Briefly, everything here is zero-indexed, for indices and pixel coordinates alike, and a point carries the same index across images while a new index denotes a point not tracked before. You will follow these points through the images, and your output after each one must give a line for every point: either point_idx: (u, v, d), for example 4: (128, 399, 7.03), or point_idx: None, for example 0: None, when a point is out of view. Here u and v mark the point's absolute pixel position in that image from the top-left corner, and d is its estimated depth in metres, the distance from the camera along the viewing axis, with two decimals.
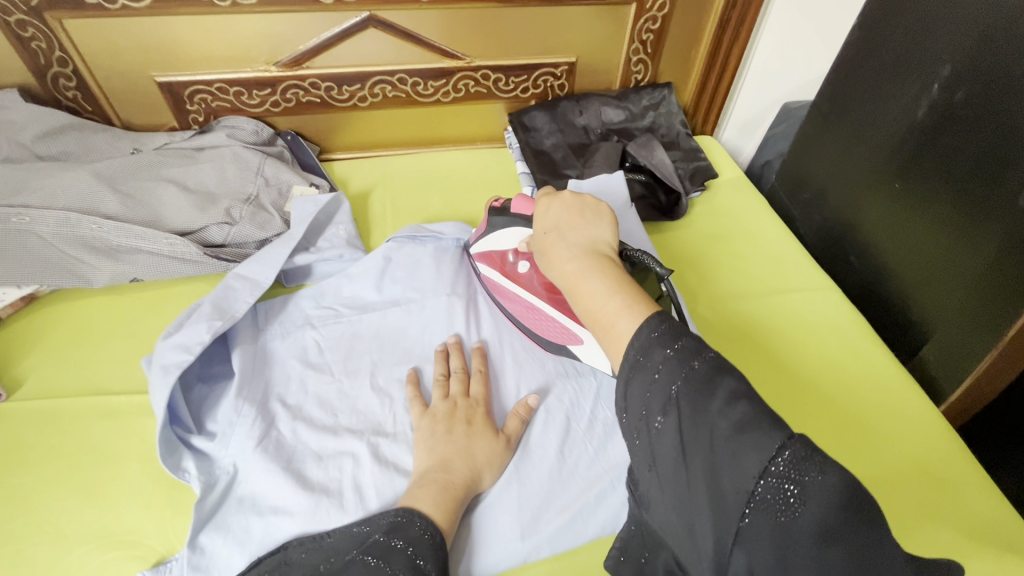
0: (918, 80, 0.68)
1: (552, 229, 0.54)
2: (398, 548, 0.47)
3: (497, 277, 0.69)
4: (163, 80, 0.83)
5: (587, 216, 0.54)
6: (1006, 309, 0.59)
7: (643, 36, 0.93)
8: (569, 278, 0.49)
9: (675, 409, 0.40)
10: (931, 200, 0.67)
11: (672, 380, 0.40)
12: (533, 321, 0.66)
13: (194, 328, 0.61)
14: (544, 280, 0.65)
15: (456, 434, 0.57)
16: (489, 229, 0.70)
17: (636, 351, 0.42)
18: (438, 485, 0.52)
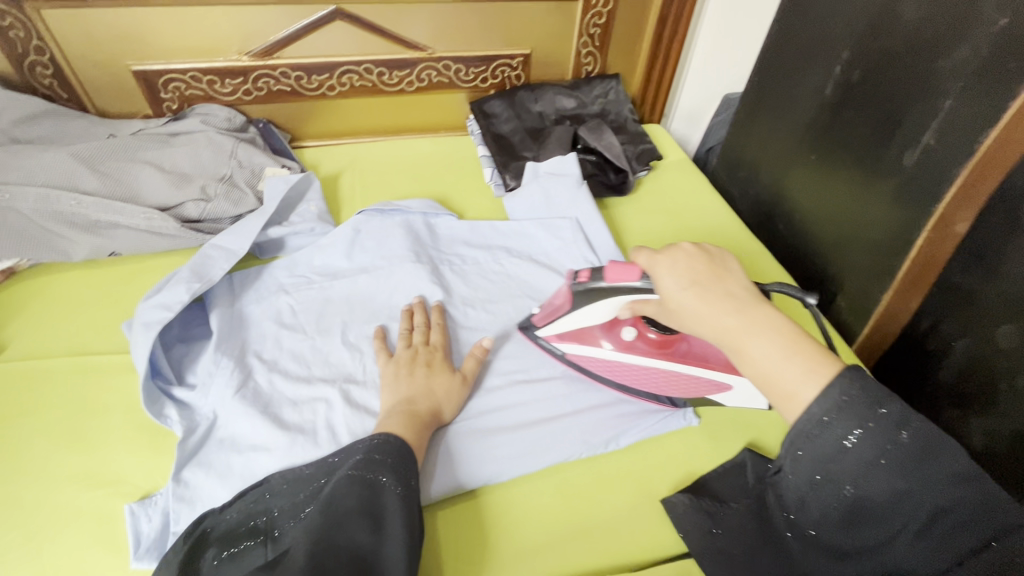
0: (824, 64, 0.77)
1: (689, 284, 0.49)
2: (378, 460, 0.52)
3: (597, 352, 0.66)
4: (138, 69, 0.87)
5: (715, 268, 0.49)
6: (896, 257, 0.69)
7: (590, 30, 1.02)
8: (733, 338, 0.45)
9: (877, 479, 0.39)
10: (838, 168, 0.76)
11: (875, 453, 0.39)
12: (660, 382, 0.64)
13: (174, 290, 0.65)
14: (655, 342, 0.64)
15: (417, 375, 0.63)
16: (570, 306, 0.63)
17: (825, 412, 0.40)
18: (405, 416, 0.58)
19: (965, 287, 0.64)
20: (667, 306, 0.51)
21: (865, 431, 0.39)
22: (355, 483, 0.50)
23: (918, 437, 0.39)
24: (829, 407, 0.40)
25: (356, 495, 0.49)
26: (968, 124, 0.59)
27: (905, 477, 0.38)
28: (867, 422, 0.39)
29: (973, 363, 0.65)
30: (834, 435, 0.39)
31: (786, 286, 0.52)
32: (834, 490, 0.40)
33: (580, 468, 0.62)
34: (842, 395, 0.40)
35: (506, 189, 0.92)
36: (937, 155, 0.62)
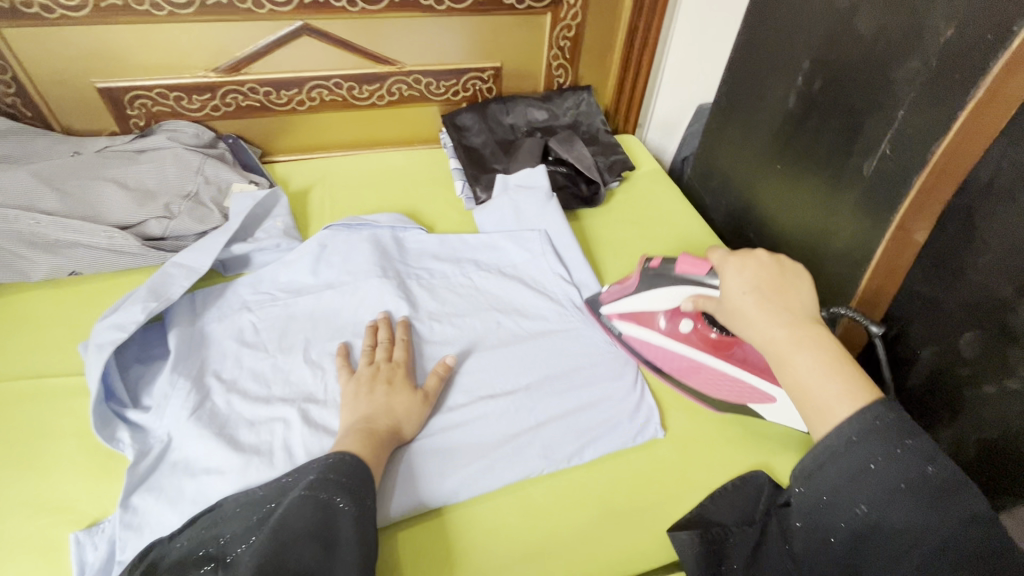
0: (787, 74, 0.78)
1: (750, 291, 0.54)
2: (333, 479, 0.51)
3: (655, 337, 0.71)
4: (103, 86, 0.87)
5: (783, 282, 0.54)
6: (859, 266, 0.69)
7: (560, 43, 1.02)
8: (779, 351, 0.50)
9: (896, 504, 0.42)
10: (804, 178, 0.76)
11: (896, 478, 0.43)
12: (702, 379, 0.69)
13: (130, 310, 0.64)
14: (709, 338, 0.68)
15: (377, 393, 0.62)
16: (636, 289, 0.71)
17: (851, 433, 0.45)
18: (365, 435, 0.57)
19: (928, 294, 0.63)
20: (725, 309, 0.56)
21: (892, 455, 0.43)
22: (308, 504, 0.49)
23: (941, 474, 0.42)
24: (858, 429, 0.44)
25: (308, 516, 0.48)
26: (923, 133, 0.59)
27: (923, 506, 0.42)
28: (895, 446, 0.43)
29: (938, 371, 0.64)
30: (862, 452, 0.44)
31: (852, 310, 0.62)
32: (849, 509, 0.44)
33: (541, 486, 0.61)
34: (877, 419, 0.44)
35: (477, 202, 0.92)
36: (895, 164, 0.62)
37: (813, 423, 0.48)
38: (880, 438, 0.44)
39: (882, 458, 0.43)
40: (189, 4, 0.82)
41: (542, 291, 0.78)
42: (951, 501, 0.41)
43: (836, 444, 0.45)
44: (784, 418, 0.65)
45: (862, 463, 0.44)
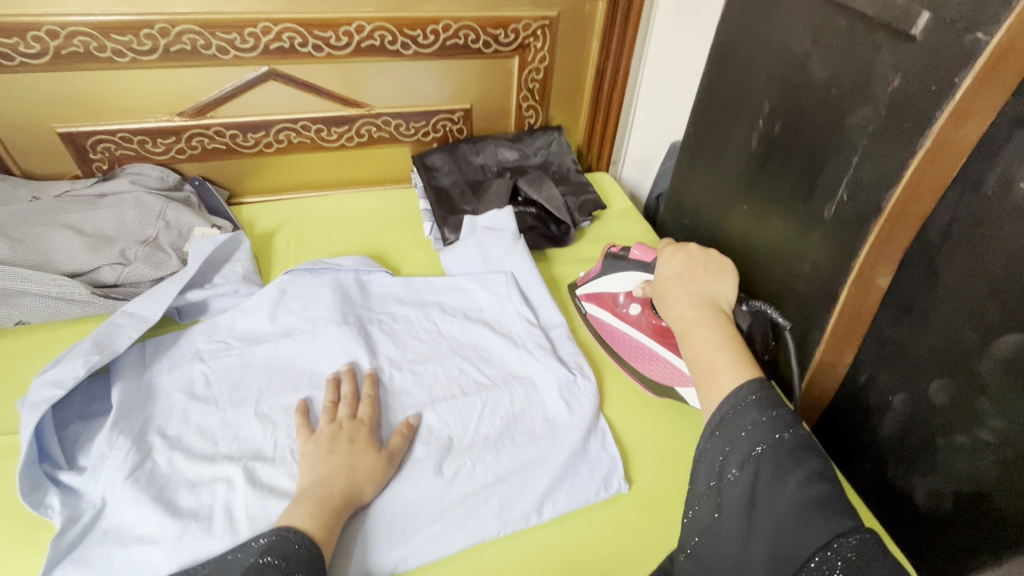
0: (749, 117, 0.78)
1: (673, 277, 0.66)
2: (270, 564, 0.47)
3: (608, 316, 0.77)
4: (64, 131, 0.86)
5: (704, 274, 0.65)
6: (826, 309, 0.68)
7: (529, 85, 1.03)
8: (691, 324, 0.59)
9: (759, 465, 0.45)
10: (769, 219, 0.76)
11: (758, 441, 0.46)
12: (641, 361, 0.73)
13: (70, 364, 0.62)
14: (656, 324, 0.73)
15: (339, 452, 0.59)
16: (602, 271, 0.79)
17: (729, 408, 0.48)
18: (315, 500, 0.54)
19: (897, 339, 0.62)
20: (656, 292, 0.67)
21: (761, 422, 0.47)
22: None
23: (799, 440, 0.45)
24: (737, 402, 0.48)
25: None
26: (879, 180, 0.58)
27: (778, 466, 0.44)
28: (762, 415, 0.47)
29: (911, 420, 0.63)
30: (738, 421, 0.47)
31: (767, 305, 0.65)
32: (720, 473, 0.47)
33: (497, 549, 0.57)
34: (749, 395, 0.48)
35: (444, 243, 0.91)
36: (852, 209, 0.62)
37: (703, 389, 0.53)
38: (754, 409, 0.47)
39: (753, 428, 0.46)
40: (153, 51, 0.82)
41: (507, 335, 0.76)
42: (804, 461, 0.44)
43: (724, 412, 0.49)
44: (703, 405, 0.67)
45: (734, 431, 0.47)
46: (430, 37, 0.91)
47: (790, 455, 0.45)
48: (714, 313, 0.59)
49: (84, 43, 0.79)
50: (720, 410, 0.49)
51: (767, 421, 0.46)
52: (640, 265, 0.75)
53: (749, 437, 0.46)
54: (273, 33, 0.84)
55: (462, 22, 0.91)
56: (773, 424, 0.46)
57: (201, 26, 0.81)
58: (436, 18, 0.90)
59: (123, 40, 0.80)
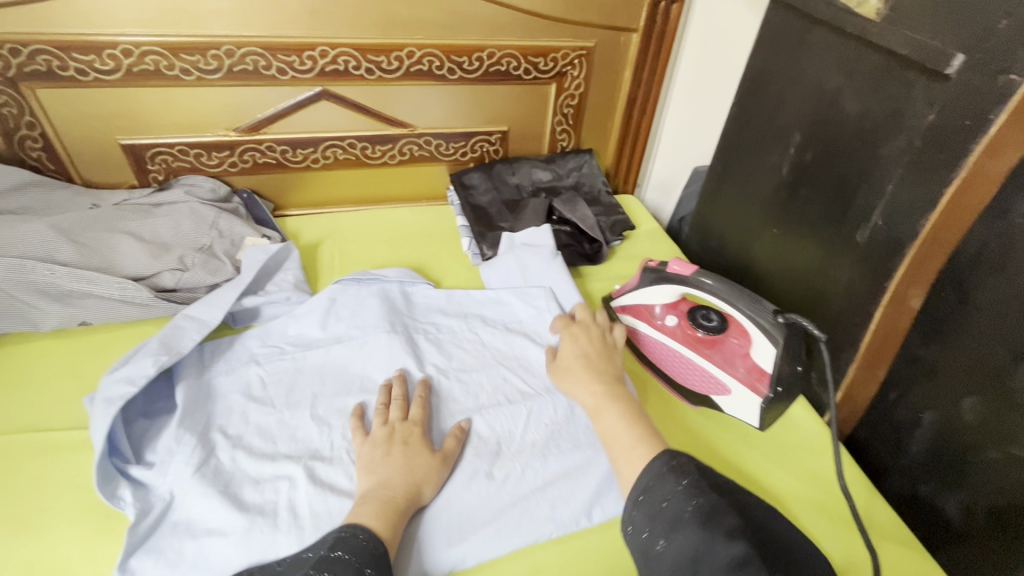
0: (779, 145, 0.82)
1: (580, 356, 0.71)
2: (341, 558, 0.50)
3: (644, 328, 0.78)
4: (127, 142, 0.90)
5: (605, 354, 0.72)
6: (860, 328, 0.71)
7: (564, 110, 1.08)
8: (597, 402, 0.65)
9: (682, 531, 0.50)
10: (800, 241, 0.79)
11: (680, 509, 0.52)
12: (678, 370, 0.74)
13: (141, 363, 0.65)
14: (691, 334, 0.75)
15: (394, 457, 0.61)
16: (640, 284, 0.79)
17: (649, 479, 0.55)
18: (379, 501, 0.57)
19: (928, 359, 0.65)
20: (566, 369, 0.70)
21: (678, 489, 0.53)
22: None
23: (711, 504, 0.51)
24: (655, 473, 0.55)
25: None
26: (913, 208, 0.62)
27: (698, 530, 0.50)
28: (680, 482, 0.54)
29: (941, 437, 0.66)
30: (657, 491, 0.54)
31: (801, 319, 0.66)
32: (652, 543, 0.52)
33: (550, 552, 0.59)
34: (663, 466, 0.55)
35: (483, 258, 0.94)
36: (887, 234, 0.65)
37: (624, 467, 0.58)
38: (671, 478, 0.54)
39: (672, 496, 0.53)
40: (217, 70, 0.87)
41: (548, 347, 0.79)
42: (718, 523, 0.50)
43: (644, 484, 0.55)
44: (742, 413, 0.69)
45: (658, 499, 0.53)
46: (475, 63, 0.97)
47: (711, 514, 0.51)
48: (611, 387, 0.67)
49: (155, 61, 0.84)
50: (640, 482, 0.55)
51: (681, 489, 0.53)
52: (677, 279, 0.75)
53: (671, 505, 0.52)
54: (330, 56, 0.89)
55: (506, 50, 0.97)
56: (686, 488, 0.53)
57: (264, 48, 0.86)
58: (482, 46, 0.95)
59: (191, 59, 0.85)
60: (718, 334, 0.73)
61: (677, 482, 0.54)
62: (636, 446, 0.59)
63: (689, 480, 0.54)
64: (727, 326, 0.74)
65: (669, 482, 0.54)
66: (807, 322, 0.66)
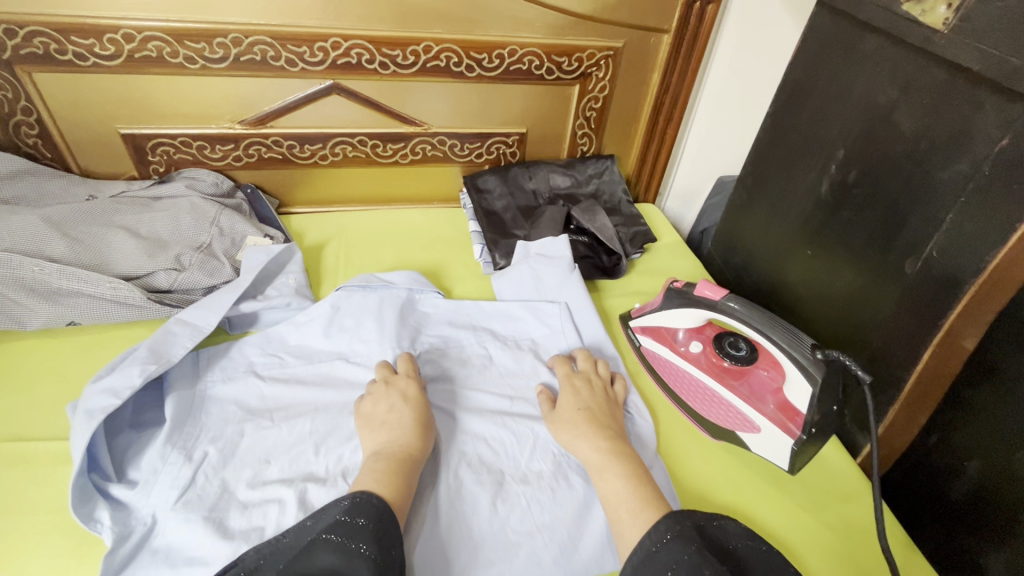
0: (818, 161, 0.77)
1: (584, 407, 0.65)
2: (361, 526, 0.49)
3: (666, 352, 0.74)
4: (127, 132, 0.86)
5: (607, 409, 0.66)
6: (902, 364, 0.66)
7: (586, 113, 1.03)
8: (601, 458, 0.59)
9: None
10: (838, 266, 0.74)
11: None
12: (701, 401, 0.69)
13: (126, 372, 0.61)
14: (717, 363, 0.70)
15: (399, 405, 0.62)
16: (662, 305, 0.75)
17: (652, 543, 0.50)
18: (394, 458, 0.57)
19: (975, 402, 0.60)
20: (561, 425, 0.64)
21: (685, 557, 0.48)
22: (336, 553, 0.46)
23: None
24: (657, 538, 0.50)
25: (334, 565, 0.46)
26: (973, 240, 0.57)
27: None
28: (686, 548, 0.49)
29: (985, 487, 0.60)
30: (662, 560, 0.49)
31: (847, 356, 0.59)
32: None
33: None
34: (666, 532, 0.50)
35: (495, 268, 0.90)
36: (940, 266, 0.60)
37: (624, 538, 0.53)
38: (676, 544, 0.49)
39: (678, 564, 0.48)
40: (224, 59, 0.82)
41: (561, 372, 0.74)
42: None
43: (646, 550, 0.50)
44: (770, 453, 0.64)
45: (662, 568, 0.48)
46: (495, 61, 0.91)
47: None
48: (615, 443, 0.61)
49: (157, 48, 0.79)
50: (642, 548, 0.50)
51: (687, 558, 0.48)
52: (704, 303, 0.70)
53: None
54: (342, 48, 0.84)
55: (528, 48, 0.91)
56: (692, 557, 0.48)
57: (273, 38, 0.81)
58: (504, 43, 0.90)
59: (196, 47, 0.80)
60: (747, 365, 0.69)
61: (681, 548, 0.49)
62: (644, 508, 0.54)
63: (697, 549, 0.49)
64: (757, 356, 0.69)
65: (674, 546, 0.49)
66: (849, 361, 0.59)
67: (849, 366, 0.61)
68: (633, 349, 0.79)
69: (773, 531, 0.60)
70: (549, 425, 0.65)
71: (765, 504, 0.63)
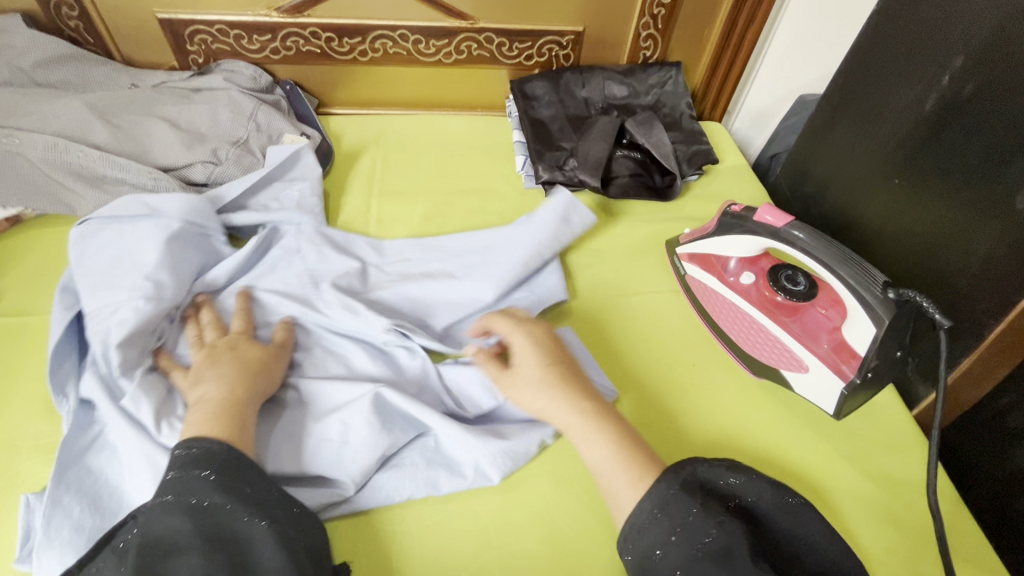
0: (927, 70, 0.65)
1: (553, 366, 0.55)
2: (203, 478, 0.44)
3: (712, 283, 0.68)
4: (164, 17, 0.83)
5: (576, 366, 0.56)
6: (988, 314, 0.58)
7: (654, 10, 0.91)
8: (583, 423, 0.51)
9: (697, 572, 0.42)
10: (930, 197, 0.64)
11: (692, 547, 0.43)
12: (746, 336, 0.64)
13: (91, 271, 0.59)
14: (769, 297, 0.65)
15: (221, 362, 0.53)
16: (714, 231, 0.68)
17: (654, 505, 0.45)
18: (216, 413, 0.49)
19: None
20: (523, 386, 0.54)
21: (690, 517, 0.44)
22: (176, 515, 0.42)
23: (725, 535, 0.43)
24: (659, 501, 0.45)
25: (177, 526, 0.42)
26: None
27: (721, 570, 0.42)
28: (687, 509, 0.45)
29: None
30: (665, 524, 0.44)
31: (923, 296, 0.53)
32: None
33: (569, 514, 0.53)
34: (669, 489, 0.46)
35: (536, 181, 0.84)
36: None
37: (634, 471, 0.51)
38: (680, 504, 0.45)
39: (681, 528, 0.44)
40: None
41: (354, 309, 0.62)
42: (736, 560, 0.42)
43: (645, 514, 0.45)
44: (815, 396, 0.60)
45: (665, 534, 0.44)
46: None
47: (727, 554, 0.42)
48: (598, 403, 0.53)
49: None
50: (642, 508, 0.46)
51: (693, 517, 0.44)
52: (764, 230, 0.62)
53: (680, 541, 0.44)
54: None
55: None
56: (696, 522, 0.44)
57: None
58: None
59: None
60: (803, 301, 0.63)
61: (681, 503, 0.45)
62: (643, 476, 0.48)
63: (702, 507, 0.45)
64: (816, 292, 0.63)
65: (679, 505, 0.45)
66: (926, 303, 0.52)
67: (926, 309, 0.54)
68: (676, 277, 0.73)
69: (802, 472, 0.57)
70: (505, 388, 0.55)
71: (802, 449, 0.59)
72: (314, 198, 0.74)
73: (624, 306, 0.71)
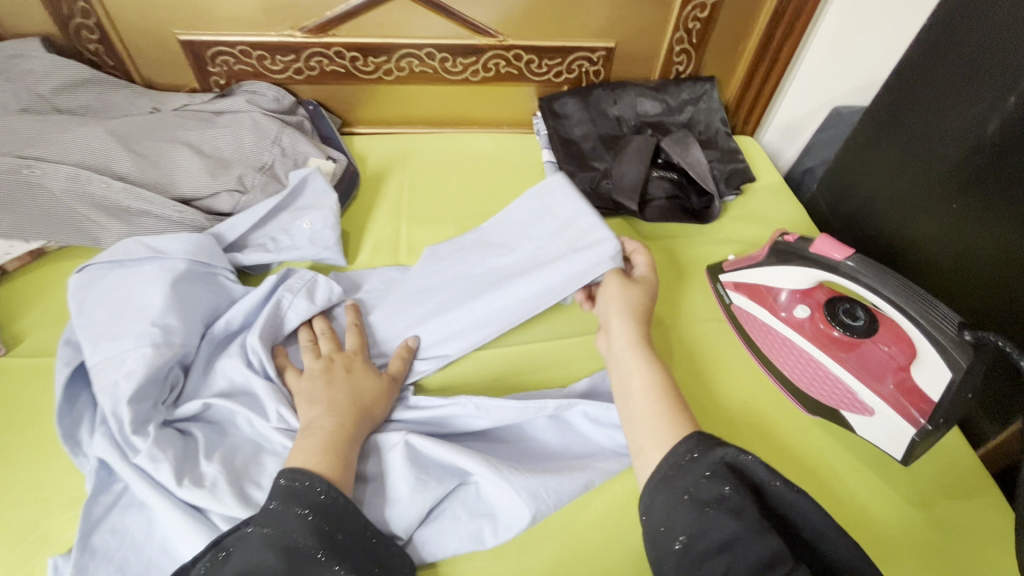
0: (989, 90, 0.62)
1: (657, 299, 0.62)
2: (301, 516, 0.43)
3: (763, 315, 0.66)
4: (186, 38, 0.80)
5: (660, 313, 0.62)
6: None
7: (689, 24, 0.88)
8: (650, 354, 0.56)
9: (708, 523, 0.41)
10: (996, 223, 0.61)
11: (705, 501, 0.42)
12: (802, 374, 0.62)
13: (91, 319, 0.56)
14: (824, 331, 0.63)
15: (337, 383, 0.55)
16: (764, 262, 0.65)
17: (670, 466, 0.45)
18: (323, 437, 0.50)
19: None
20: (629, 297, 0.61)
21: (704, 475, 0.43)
22: (270, 550, 0.41)
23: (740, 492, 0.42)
24: (675, 462, 0.45)
25: (270, 563, 0.41)
26: None
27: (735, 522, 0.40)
28: (701, 473, 0.43)
29: None
30: (680, 482, 0.44)
31: (1003, 339, 0.49)
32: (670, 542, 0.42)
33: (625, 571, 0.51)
34: (689, 452, 0.45)
35: None
36: None
37: None
38: (693, 464, 0.44)
39: (693, 486, 0.43)
40: None
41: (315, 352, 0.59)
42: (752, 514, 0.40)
43: (664, 472, 0.45)
44: (880, 439, 0.56)
45: (677, 493, 0.43)
46: None
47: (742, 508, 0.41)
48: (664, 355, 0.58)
49: None
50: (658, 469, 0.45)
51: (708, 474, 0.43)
52: (822, 264, 0.59)
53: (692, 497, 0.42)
54: None
55: None
56: (730, 500, 0.41)
57: None
58: None
59: None
60: (863, 337, 0.61)
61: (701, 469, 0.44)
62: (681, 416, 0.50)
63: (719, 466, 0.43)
64: (878, 328, 0.61)
65: (696, 463, 0.44)
66: (1005, 345, 0.49)
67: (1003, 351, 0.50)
68: (721, 307, 0.70)
69: (866, 520, 0.54)
70: (610, 291, 0.62)
71: (868, 493, 0.56)
72: (327, 230, 0.70)
73: (671, 335, 0.68)
